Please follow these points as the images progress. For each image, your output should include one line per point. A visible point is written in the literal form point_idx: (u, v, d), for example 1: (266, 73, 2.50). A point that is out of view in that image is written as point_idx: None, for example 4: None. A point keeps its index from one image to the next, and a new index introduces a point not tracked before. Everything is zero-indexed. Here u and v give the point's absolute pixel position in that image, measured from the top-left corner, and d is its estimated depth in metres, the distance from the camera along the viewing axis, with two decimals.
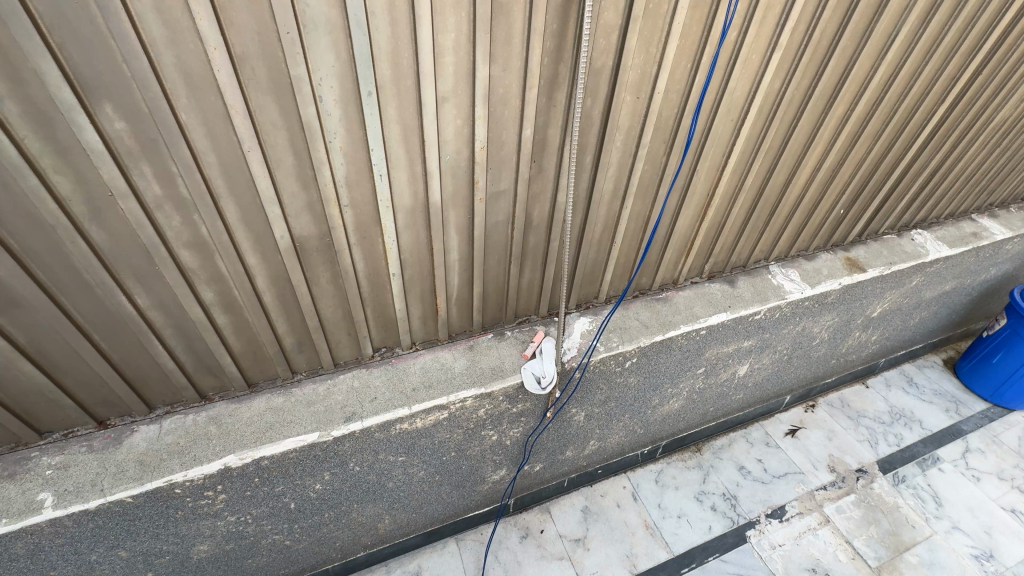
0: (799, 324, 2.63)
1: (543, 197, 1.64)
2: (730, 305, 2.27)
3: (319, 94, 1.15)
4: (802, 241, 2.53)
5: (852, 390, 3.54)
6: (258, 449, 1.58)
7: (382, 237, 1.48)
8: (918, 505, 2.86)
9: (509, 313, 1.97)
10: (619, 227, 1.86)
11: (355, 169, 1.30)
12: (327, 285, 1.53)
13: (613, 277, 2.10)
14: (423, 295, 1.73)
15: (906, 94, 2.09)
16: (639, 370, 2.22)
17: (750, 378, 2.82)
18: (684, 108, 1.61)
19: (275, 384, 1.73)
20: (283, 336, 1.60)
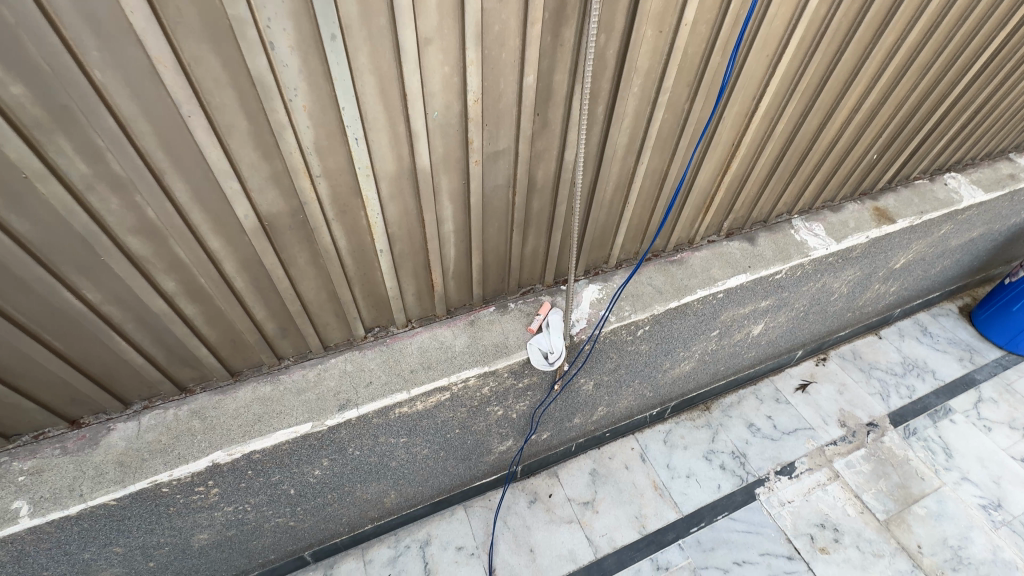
0: (819, 281, 2.47)
1: (548, 156, 1.42)
2: (750, 266, 2.10)
3: (269, 40, 0.91)
4: (829, 191, 2.31)
5: (865, 341, 3.44)
6: (247, 443, 1.47)
7: (365, 210, 1.28)
8: (928, 458, 2.84)
9: (512, 284, 1.80)
10: (634, 186, 1.65)
11: (325, 131, 1.09)
12: (307, 267, 1.35)
13: (625, 240, 1.91)
14: (417, 271, 1.55)
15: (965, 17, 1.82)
16: (651, 338, 2.09)
17: (764, 336, 2.70)
18: (714, 43, 1.36)
19: (261, 371, 1.59)
20: (263, 323, 1.45)
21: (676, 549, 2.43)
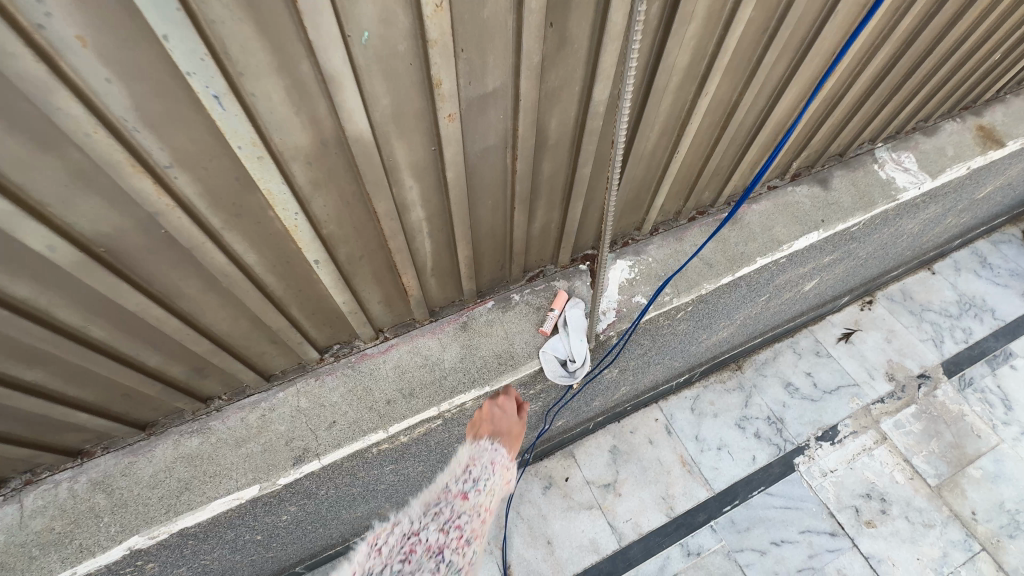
0: (895, 224, 1.98)
1: (565, 95, 0.89)
2: (823, 220, 1.60)
3: None
4: (928, 108, 1.75)
5: (916, 278, 3.02)
6: (174, 522, 1.10)
7: (275, 211, 0.78)
8: (985, 412, 2.55)
9: (515, 271, 1.33)
10: (689, 128, 1.12)
11: (151, 84, 0.57)
12: (202, 296, 0.88)
13: (666, 200, 1.40)
14: (378, 275, 1.08)
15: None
16: (692, 318, 1.65)
17: (815, 290, 2.27)
18: None
19: (184, 419, 1.18)
20: (163, 370, 1.00)
21: (708, 532, 2.21)
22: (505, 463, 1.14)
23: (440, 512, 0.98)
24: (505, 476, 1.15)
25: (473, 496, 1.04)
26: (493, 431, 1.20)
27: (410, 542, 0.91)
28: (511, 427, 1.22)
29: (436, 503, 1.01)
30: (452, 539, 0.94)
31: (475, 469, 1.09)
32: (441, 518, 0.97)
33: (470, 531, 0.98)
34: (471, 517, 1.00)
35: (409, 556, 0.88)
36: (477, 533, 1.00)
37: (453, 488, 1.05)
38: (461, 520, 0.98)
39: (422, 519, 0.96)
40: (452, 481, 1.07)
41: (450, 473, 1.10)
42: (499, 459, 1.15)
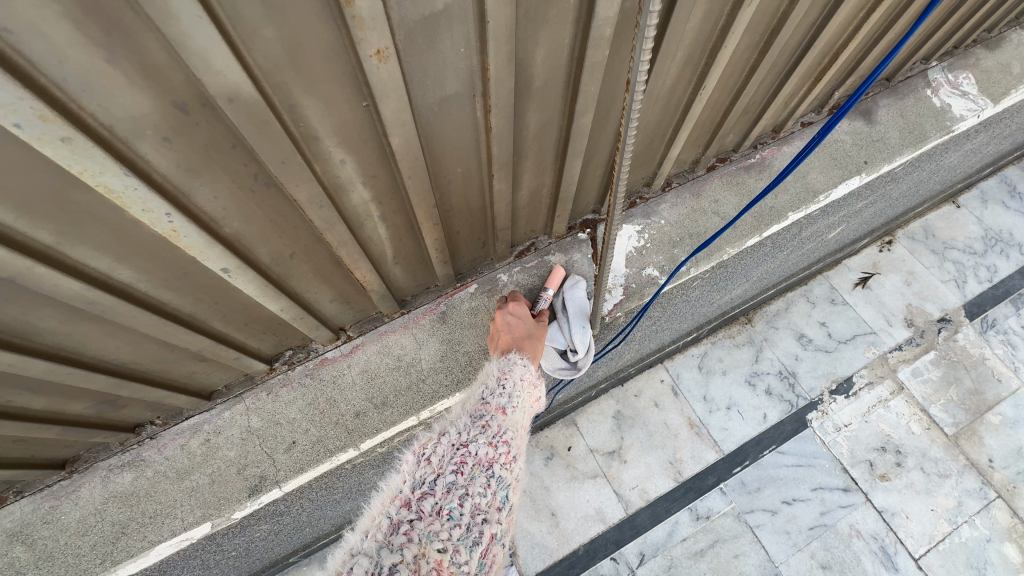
0: (939, 159, 1.71)
1: (555, 14, 0.61)
2: (867, 160, 1.34)
3: None
4: (996, 15, 1.43)
5: (939, 213, 2.79)
6: (113, 572, 0.94)
7: (132, 213, 0.53)
8: (1007, 355, 2.41)
9: (501, 248, 1.09)
10: (720, 57, 0.84)
11: None
12: (73, 326, 0.65)
13: (682, 149, 1.13)
14: (325, 273, 0.85)
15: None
16: (708, 284, 1.43)
17: (838, 236, 2.04)
18: None
19: (110, 452, 0.98)
20: (60, 409, 0.80)
21: (717, 495, 2.13)
22: (535, 380, 0.92)
23: (487, 422, 0.79)
24: (535, 395, 0.93)
25: (518, 409, 0.86)
26: (515, 340, 0.99)
27: (460, 453, 0.73)
28: (533, 331, 1.03)
29: (478, 410, 0.82)
30: (504, 453, 0.76)
31: (511, 381, 0.89)
32: (491, 428, 0.78)
33: (518, 445, 0.81)
34: (517, 428, 0.83)
35: (462, 470, 0.71)
36: (524, 446, 0.82)
37: (491, 395, 0.85)
38: (510, 432, 0.80)
39: (468, 429, 0.77)
40: (487, 388, 0.87)
41: (482, 382, 0.89)
42: (530, 375, 0.93)
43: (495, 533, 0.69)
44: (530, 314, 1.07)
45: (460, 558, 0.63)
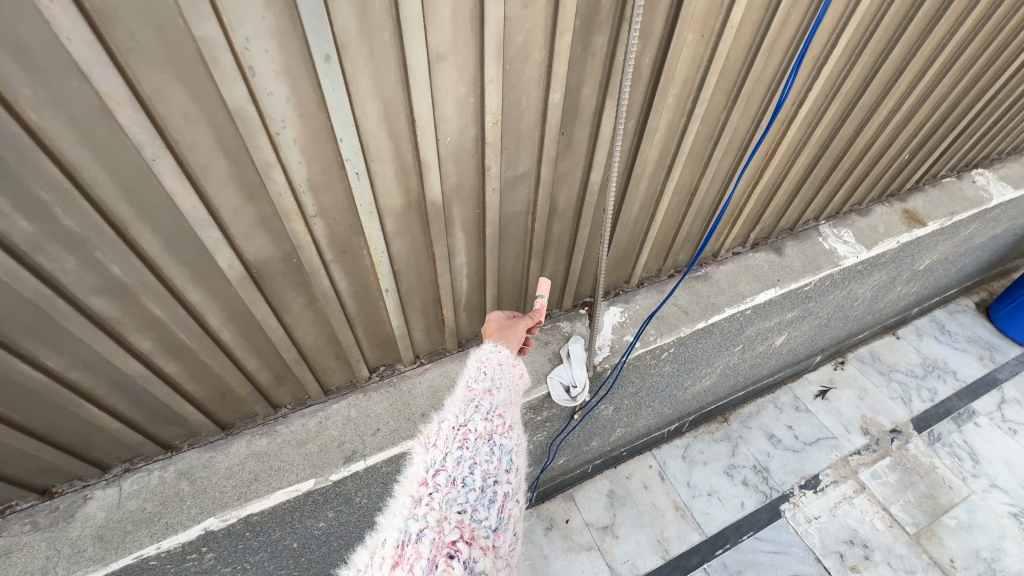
0: (846, 288, 2.33)
1: (572, 177, 1.26)
2: (778, 279, 1.96)
3: (249, 65, 0.73)
4: (858, 195, 2.18)
5: (882, 342, 3.35)
6: (243, 507, 1.31)
7: (368, 249, 1.12)
8: (955, 465, 2.75)
9: (528, 312, 1.65)
10: (661, 204, 1.50)
11: (320, 168, 0.92)
12: (302, 312, 1.19)
13: (648, 258, 1.75)
14: (425, 307, 1.40)
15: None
16: (674, 360, 1.95)
17: (786, 346, 2.57)
18: (756, 48, 1.21)
19: (255, 422, 1.44)
20: (256, 373, 1.29)
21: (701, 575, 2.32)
22: (510, 360, 1.24)
23: (477, 406, 1.05)
24: (515, 370, 1.25)
25: (499, 389, 1.13)
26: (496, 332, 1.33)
27: (460, 434, 0.97)
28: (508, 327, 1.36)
29: (469, 401, 1.08)
30: (497, 426, 1.02)
31: (489, 368, 1.19)
32: (481, 410, 1.04)
33: (508, 417, 1.07)
34: (504, 405, 1.09)
35: (465, 446, 0.95)
36: (514, 417, 1.09)
37: (477, 385, 1.13)
38: (498, 408, 1.07)
39: (464, 414, 1.03)
40: (472, 381, 1.14)
41: (469, 378, 1.17)
42: (505, 357, 1.24)
43: (503, 488, 0.93)
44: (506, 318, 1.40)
45: (480, 512, 0.87)
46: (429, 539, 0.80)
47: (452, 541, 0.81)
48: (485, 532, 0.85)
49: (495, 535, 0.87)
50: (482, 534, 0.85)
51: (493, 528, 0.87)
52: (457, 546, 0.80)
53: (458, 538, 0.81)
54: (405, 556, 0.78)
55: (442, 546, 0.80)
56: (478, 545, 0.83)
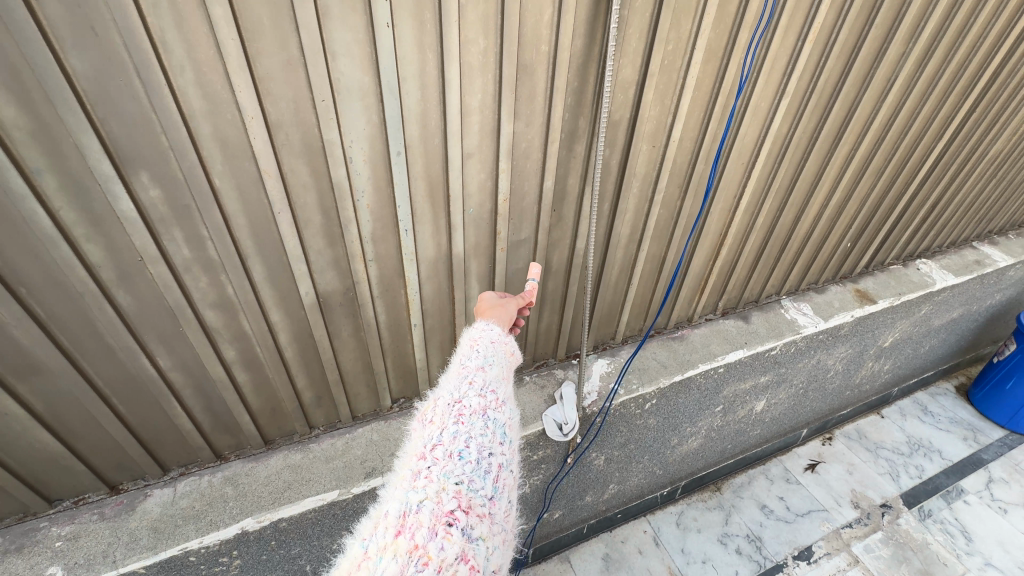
0: (814, 358, 2.60)
1: (562, 243, 1.65)
2: (746, 342, 2.26)
3: (350, 156, 1.15)
4: (812, 275, 2.56)
5: (868, 420, 3.51)
6: (276, 511, 1.49)
7: (405, 288, 1.47)
8: (949, 541, 2.77)
9: (527, 358, 1.95)
10: (636, 270, 1.87)
11: (381, 225, 1.30)
12: (348, 338, 1.51)
13: (629, 318, 2.09)
14: (443, 344, 1.71)
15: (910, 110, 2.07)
16: (658, 412, 2.17)
17: (767, 413, 2.78)
18: (696, 155, 1.64)
19: (292, 440, 1.68)
20: (302, 391, 1.57)
21: None
22: (504, 337, 1.12)
23: (472, 381, 0.98)
24: (508, 349, 1.12)
25: (493, 365, 1.05)
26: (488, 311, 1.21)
27: (456, 408, 0.92)
28: (501, 305, 1.25)
29: (462, 376, 1.00)
30: (492, 400, 0.96)
31: (482, 346, 1.08)
32: (476, 385, 0.98)
33: (502, 392, 1.00)
34: (498, 379, 1.02)
35: (461, 421, 0.90)
36: (508, 391, 1.03)
37: (471, 361, 1.04)
38: (492, 384, 1.00)
39: (459, 389, 0.96)
40: (466, 356, 1.05)
41: (462, 354, 1.08)
42: (498, 336, 1.12)
43: (499, 460, 0.90)
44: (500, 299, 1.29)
45: (477, 483, 0.84)
46: (429, 508, 0.77)
47: (451, 510, 0.78)
48: (483, 502, 0.82)
49: (492, 505, 0.84)
50: (479, 503, 0.82)
51: (489, 498, 0.84)
52: (455, 515, 0.78)
53: (457, 508, 0.79)
54: (405, 527, 0.75)
55: (441, 516, 0.77)
56: (475, 515, 0.80)
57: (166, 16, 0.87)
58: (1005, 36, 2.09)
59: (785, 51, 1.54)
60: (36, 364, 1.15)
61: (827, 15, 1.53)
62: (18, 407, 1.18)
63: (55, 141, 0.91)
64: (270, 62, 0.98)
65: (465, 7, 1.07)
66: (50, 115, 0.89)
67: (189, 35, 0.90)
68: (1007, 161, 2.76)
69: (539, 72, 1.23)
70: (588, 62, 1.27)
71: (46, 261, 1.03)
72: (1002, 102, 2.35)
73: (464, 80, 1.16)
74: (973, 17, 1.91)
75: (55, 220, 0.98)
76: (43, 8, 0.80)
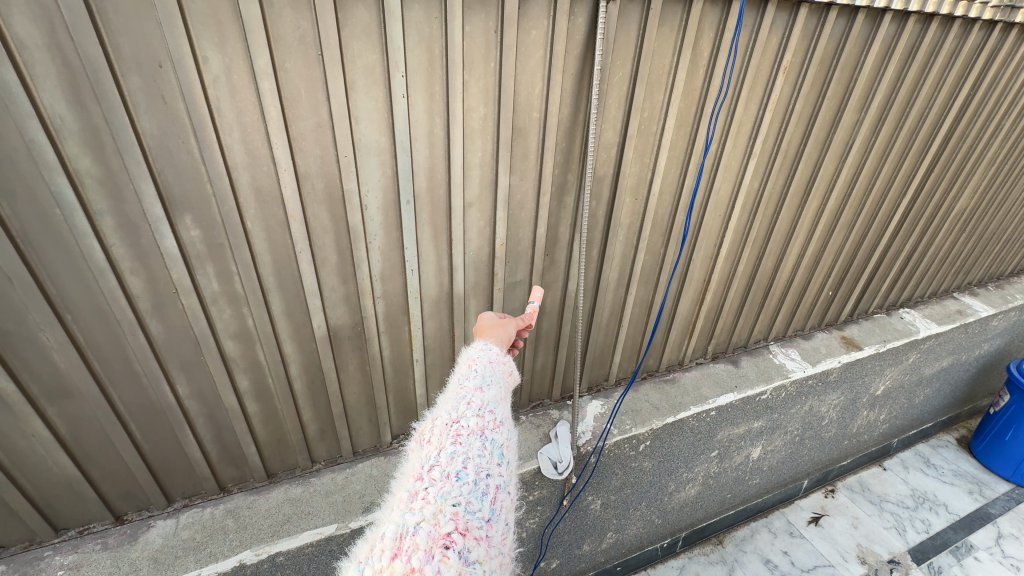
0: (807, 404, 2.61)
1: (555, 285, 1.78)
2: (736, 385, 2.32)
3: (365, 203, 1.31)
4: (797, 322, 2.68)
5: (870, 472, 3.47)
6: (275, 543, 1.51)
7: (408, 324, 1.59)
8: None
9: (524, 397, 2.02)
10: (625, 312, 1.99)
11: (389, 265, 1.45)
12: (354, 371, 1.60)
13: (622, 359, 2.18)
14: (443, 380, 1.79)
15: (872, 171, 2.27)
16: (653, 454, 2.16)
17: (765, 461, 2.75)
18: (676, 207, 1.81)
19: (293, 474, 1.72)
20: (308, 424, 1.64)
21: None
22: (500, 358, 1.19)
23: (469, 402, 1.03)
24: (505, 368, 1.20)
25: (490, 386, 1.10)
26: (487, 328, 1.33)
27: (454, 429, 0.96)
28: (499, 324, 1.36)
29: (460, 397, 1.05)
30: (489, 421, 1.01)
31: (480, 366, 1.14)
32: (474, 406, 1.02)
33: (499, 413, 1.05)
34: (495, 400, 1.07)
35: (458, 442, 0.94)
36: (504, 412, 1.08)
37: (469, 381, 1.09)
38: (489, 404, 1.05)
39: (457, 410, 1.01)
40: (465, 376, 1.11)
41: (460, 374, 1.13)
42: (495, 355, 1.19)
43: (496, 481, 0.93)
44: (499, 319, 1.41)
45: (473, 505, 0.87)
46: (426, 530, 0.80)
47: (448, 532, 0.81)
48: (479, 525, 0.85)
49: (488, 528, 0.87)
50: (476, 526, 0.85)
51: (486, 521, 0.88)
52: (452, 537, 0.80)
53: (454, 530, 0.81)
54: (402, 549, 0.77)
55: (438, 538, 0.79)
56: (472, 538, 0.83)
57: (223, 87, 1.06)
58: (949, 106, 2.27)
59: (748, 118, 1.75)
60: (67, 387, 1.24)
61: (783, 88, 1.75)
62: (45, 428, 1.26)
63: (118, 187, 1.07)
64: (304, 124, 1.16)
65: (468, 82, 1.27)
66: (117, 166, 1.05)
67: (239, 103, 1.08)
68: (973, 217, 2.96)
69: (531, 135, 1.42)
70: (574, 127, 1.47)
71: (93, 291, 1.15)
72: (959, 163, 2.56)
73: (467, 141, 1.35)
74: (915, 94, 2.10)
75: (107, 254, 1.12)
76: (126, 81, 0.98)
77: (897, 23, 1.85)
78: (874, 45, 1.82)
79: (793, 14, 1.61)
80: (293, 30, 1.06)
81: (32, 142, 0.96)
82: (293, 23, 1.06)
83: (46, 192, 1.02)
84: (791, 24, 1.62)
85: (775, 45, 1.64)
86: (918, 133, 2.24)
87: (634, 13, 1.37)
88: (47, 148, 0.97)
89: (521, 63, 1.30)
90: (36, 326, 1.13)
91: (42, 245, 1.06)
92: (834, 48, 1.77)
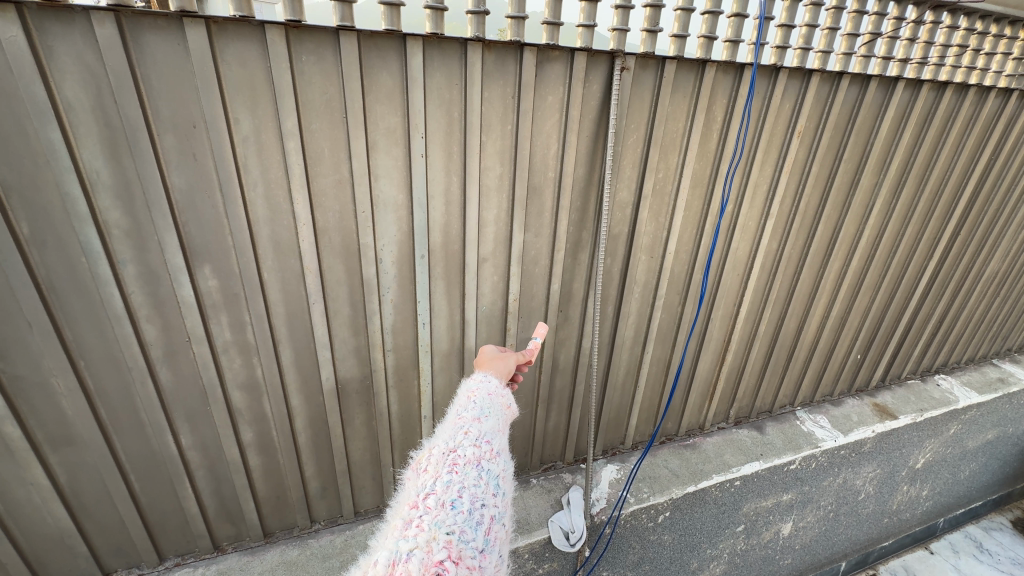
0: (841, 476, 2.42)
1: (570, 342, 1.74)
2: (761, 454, 2.17)
3: (380, 257, 1.32)
4: (824, 386, 2.57)
5: (916, 557, 3.16)
6: None
7: (418, 379, 1.56)
8: None
9: (535, 459, 1.94)
10: (641, 372, 1.93)
11: (401, 318, 1.44)
12: (361, 427, 1.56)
13: (638, 422, 2.10)
14: None
15: (899, 232, 2.22)
16: (673, 527, 2.00)
17: (796, 539, 2.52)
18: (693, 266, 1.79)
19: (291, 534, 1.63)
20: (309, 480, 1.58)
21: None
22: (500, 391, 1.12)
23: (466, 432, 0.97)
24: (505, 401, 1.13)
25: (489, 417, 1.03)
26: (487, 357, 1.26)
27: (450, 458, 0.90)
28: (501, 355, 1.28)
29: (457, 427, 0.98)
30: (487, 451, 0.94)
31: (479, 398, 1.07)
32: (471, 435, 0.96)
33: (497, 443, 0.98)
34: (493, 431, 1.00)
35: (454, 470, 0.87)
36: (501, 443, 1.00)
37: (467, 412, 1.03)
38: (488, 435, 0.98)
39: (454, 439, 0.95)
40: (463, 408, 1.05)
41: (458, 406, 1.06)
42: (494, 388, 1.13)
43: (492, 511, 0.86)
44: (503, 351, 1.32)
45: (467, 534, 0.79)
46: (418, 557, 0.73)
47: (440, 560, 0.73)
48: (474, 555, 0.77)
49: (483, 559, 0.79)
50: (470, 556, 0.77)
51: (481, 551, 0.79)
52: (445, 565, 0.73)
53: (447, 558, 0.74)
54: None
55: (430, 565, 0.72)
56: (465, 567, 0.75)
57: (251, 146, 1.11)
58: (970, 170, 2.24)
59: (764, 180, 1.76)
60: (73, 435, 1.23)
61: (798, 152, 1.77)
62: (45, 477, 1.23)
63: (143, 237, 1.10)
64: (325, 181, 1.20)
65: (485, 142, 1.31)
66: (145, 218, 1.09)
67: (265, 159, 1.13)
68: (1008, 279, 2.85)
69: (546, 194, 1.45)
70: (589, 187, 1.49)
71: (106, 337, 1.17)
72: (988, 225, 2.50)
73: (483, 198, 1.37)
74: (935, 157, 2.09)
75: (125, 301, 1.14)
76: (161, 140, 1.04)
77: (910, 90, 1.87)
78: (890, 109, 1.83)
79: (805, 81, 1.65)
80: (320, 94, 1.12)
81: (67, 194, 1.01)
82: (321, 88, 1.12)
83: (74, 241, 1.05)
84: (803, 91, 1.66)
85: (788, 111, 1.67)
86: (940, 195, 2.21)
87: (647, 80, 1.42)
88: (80, 201, 1.02)
89: (537, 125, 1.35)
90: (49, 372, 1.14)
91: (65, 291, 1.09)
92: (848, 114, 1.79)
